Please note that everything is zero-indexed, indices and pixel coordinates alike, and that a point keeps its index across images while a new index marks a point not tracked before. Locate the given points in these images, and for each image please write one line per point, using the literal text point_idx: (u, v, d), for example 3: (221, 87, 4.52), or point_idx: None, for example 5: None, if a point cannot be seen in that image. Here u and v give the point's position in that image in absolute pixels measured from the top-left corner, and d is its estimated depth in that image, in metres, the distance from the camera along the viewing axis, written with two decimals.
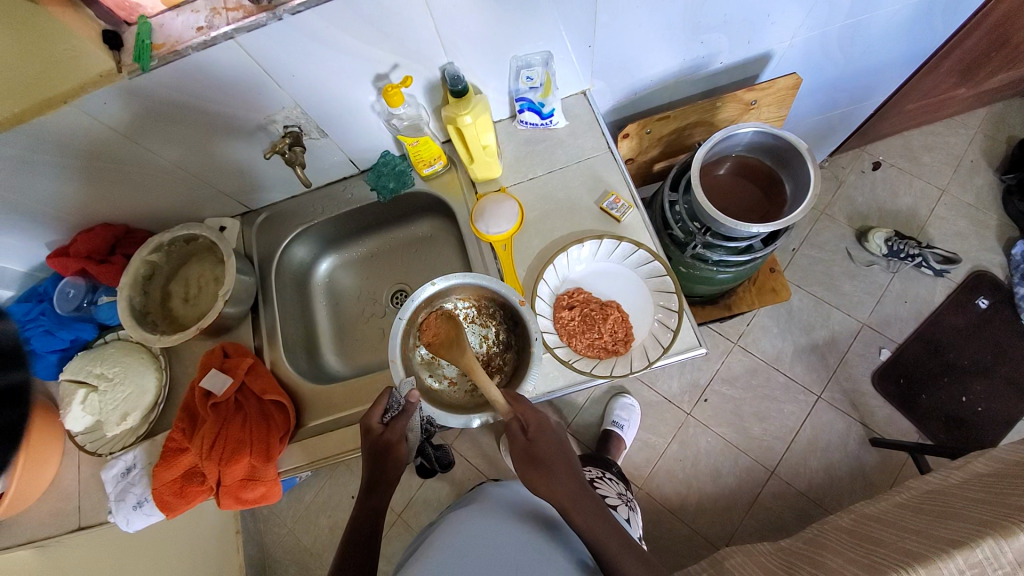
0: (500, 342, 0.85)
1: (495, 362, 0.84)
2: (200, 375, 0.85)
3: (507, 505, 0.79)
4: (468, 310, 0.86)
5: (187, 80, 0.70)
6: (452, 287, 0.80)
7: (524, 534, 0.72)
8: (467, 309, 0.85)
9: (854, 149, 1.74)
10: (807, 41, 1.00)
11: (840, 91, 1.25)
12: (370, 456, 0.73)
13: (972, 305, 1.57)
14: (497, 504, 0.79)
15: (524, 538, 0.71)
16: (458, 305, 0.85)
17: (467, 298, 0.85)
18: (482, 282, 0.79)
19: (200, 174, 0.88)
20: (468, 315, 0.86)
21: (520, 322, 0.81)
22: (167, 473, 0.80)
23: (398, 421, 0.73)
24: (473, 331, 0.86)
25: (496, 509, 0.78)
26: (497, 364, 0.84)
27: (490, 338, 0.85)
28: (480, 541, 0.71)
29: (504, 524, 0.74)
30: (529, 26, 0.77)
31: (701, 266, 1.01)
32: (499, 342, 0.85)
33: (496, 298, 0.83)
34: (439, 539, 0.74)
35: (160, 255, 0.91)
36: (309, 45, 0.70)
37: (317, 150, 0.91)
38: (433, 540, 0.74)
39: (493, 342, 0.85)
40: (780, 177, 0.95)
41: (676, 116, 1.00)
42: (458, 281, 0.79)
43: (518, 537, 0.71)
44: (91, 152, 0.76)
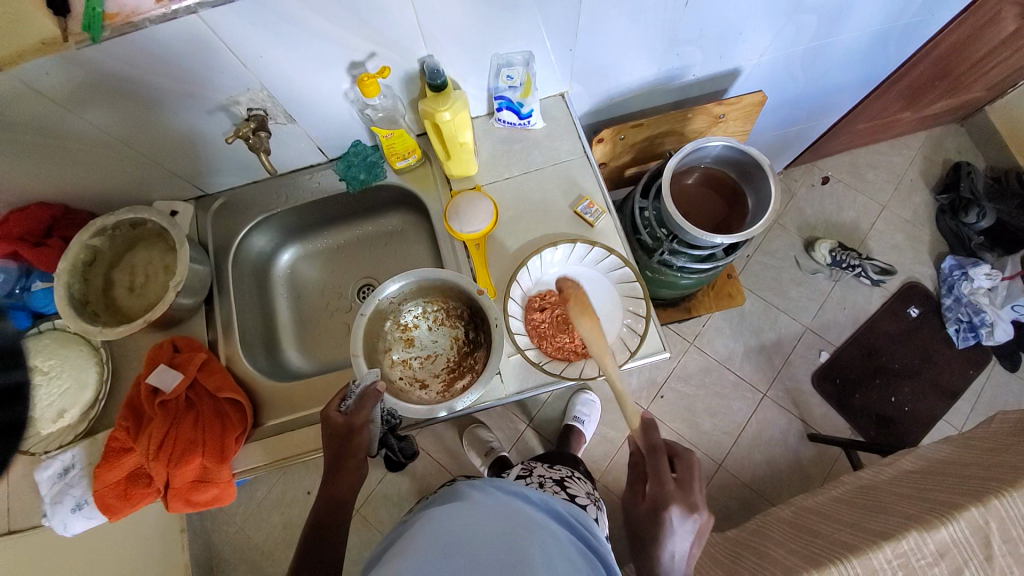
0: (469, 343, 0.87)
1: (467, 363, 0.86)
2: (147, 371, 0.79)
3: (496, 488, 0.67)
4: (437, 314, 0.89)
5: (141, 53, 0.64)
6: (419, 283, 0.83)
7: (541, 531, 0.59)
8: (433, 313, 0.88)
9: (806, 164, 1.86)
10: (773, 60, 1.05)
11: (799, 108, 1.32)
12: (340, 445, 0.70)
13: (904, 313, 1.72)
14: (503, 496, 0.64)
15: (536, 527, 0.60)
16: (428, 309, 0.88)
17: (435, 302, 0.88)
18: (440, 276, 0.81)
19: (148, 152, 0.81)
20: (438, 316, 0.88)
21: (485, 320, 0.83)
22: (110, 475, 0.75)
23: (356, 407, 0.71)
24: (443, 333, 0.88)
25: (505, 495, 0.65)
26: (468, 364, 0.86)
27: (459, 339, 0.88)
28: (490, 538, 0.55)
29: (501, 501, 0.63)
30: (513, 26, 0.76)
31: (667, 271, 1.05)
32: (468, 342, 0.88)
33: (461, 298, 0.86)
34: (436, 517, 0.59)
35: (102, 240, 0.84)
36: (280, 26, 0.65)
37: (283, 135, 0.86)
38: (420, 528, 0.58)
39: (463, 343, 0.88)
40: (744, 190, 0.99)
41: (648, 124, 1.02)
42: (418, 276, 0.81)
43: (535, 526, 0.60)
44: (23, 124, 0.68)
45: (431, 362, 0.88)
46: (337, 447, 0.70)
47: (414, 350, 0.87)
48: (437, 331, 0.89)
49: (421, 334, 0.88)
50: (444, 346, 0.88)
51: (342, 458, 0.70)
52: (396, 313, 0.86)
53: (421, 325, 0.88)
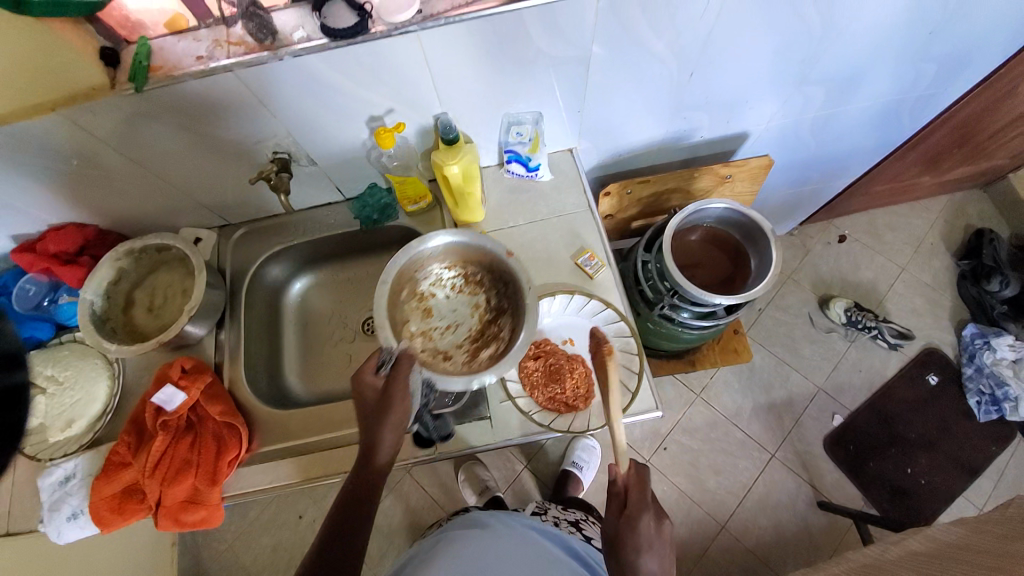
0: (493, 309, 0.82)
1: (492, 330, 0.80)
2: (153, 389, 0.83)
3: (513, 521, 0.80)
4: (455, 280, 0.84)
5: (178, 101, 0.70)
6: (440, 246, 0.79)
7: (550, 557, 0.72)
8: (452, 279, 0.84)
9: (822, 222, 1.85)
10: (781, 126, 1.08)
11: (811, 170, 1.33)
12: (368, 486, 0.66)
13: (923, 380, 1.66)
14: (517, 527, 0.78)
15: (545, 553, 0.72)
16: (444, 275, 0.84)
17: (453, 268, 0.84)
18: (461, 236, 0.78)
19: (180, 185, 0.88)
20: (456, 284, 0.84)
21: (511, 282, 0.79)
22: (107, 487, 0.78)
23: (378, 437, 0.66)
24: (464, 301, 0.84)
25: (520, 526, 0.78)
26: (492, 331, 0.81)
27: (481, 305, 0.83)
28: (507, 559, 0.67)
29: (518, 531, 0.76)
30: (523, 91, 0.81)
31: (667, 324, 1.05)
32: (492, 309, 0.83)
33: (482, 261, 0.82)
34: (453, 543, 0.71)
35: (128, 261, 0.90)
36: (307, 83, 0.71)
37: (304, 176, 0.92)
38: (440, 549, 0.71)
39: (486, 310, 0.82)
40: (746, 251, 0.99)
41: (655, 181, 1.05)
42: (439, 237, 0.78)
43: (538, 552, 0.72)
44: (68, 152, 0.75)
45: (452, 333, 0.82)
46: (360, 485, 0.66)
47: (433, 320, 0.82)
48: (457, 298, 0.84)
49: (441, 303, 0.83)
50: (465, 314, 0.83)
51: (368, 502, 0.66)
52: (416, 281, 0.82)
53: (438, 294, 0.84)
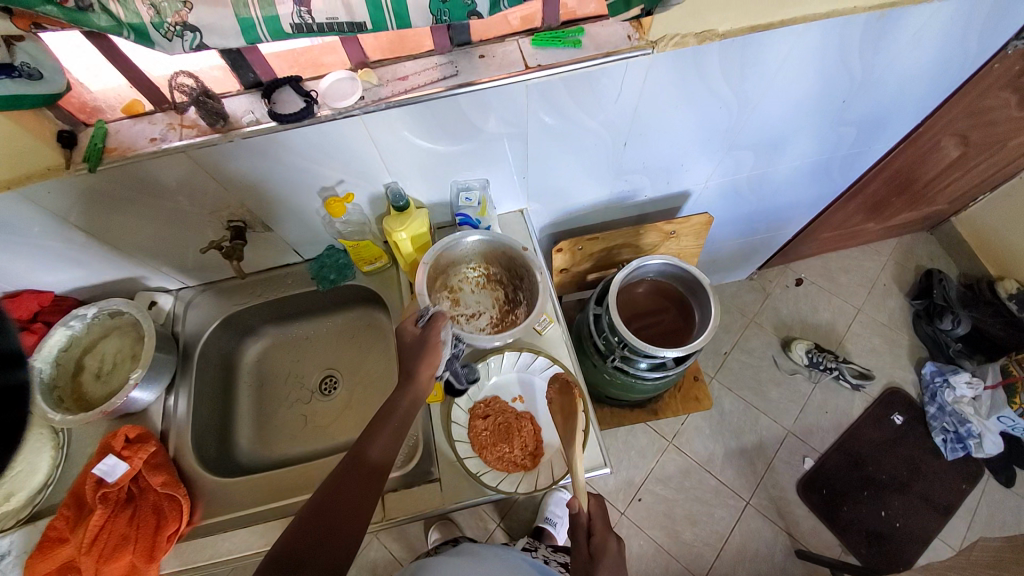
0: (512, 302, 0.92)
1: (510, 318, 0.91)
2: (93, 461, 0.80)
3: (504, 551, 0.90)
4: (479, 278, 0.94)
5: (132, 177, 0.73)
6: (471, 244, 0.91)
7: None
8: (476, 277, 0.94)
9: (780, 266, 1.93)
10: (721, 183, 1.15)
11: (758, 221, 1.41)
12: (354, 485, 0.62)
13: (889, 420, 1.69)
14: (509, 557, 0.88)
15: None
16: (470, 273, 0.94)
17: (477, 267, 0.95)
18: (488, 237, 0.89)
19: (136, 252, 0.90)
20: (481, 280, 0.94)
21: (525, 276, 0.89)
22: (41, 566, 0.74)
23: (375, 435, 0.66)
24: (485, 295, 0.94)
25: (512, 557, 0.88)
26: (510, 320, 0.91)
27: (500, 299, 0.94)
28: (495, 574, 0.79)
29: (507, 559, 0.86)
30: (469, 161, 0.86)
31: (622, 376, 1.07)
32: (509, 304, 0.93)
33: (503, 263, 0.93)
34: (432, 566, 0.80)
35: (80, 326, 0.90)
36: (260, 160, 0.76)
37: (261, 241, 0.95)
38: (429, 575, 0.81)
39: (505, 303, 0.93)
40: (691, 303, 1.03)
41: (603, 238, 1.11)
42: (470, 233, 0.88)
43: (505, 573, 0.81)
44: (19, 224, 0.76)
45: (475, 321, 0.92)
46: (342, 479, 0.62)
47: (458, 308, 0.92)
48: (479, 292, 0.94)
49: (465, 296, 0.93)
50: (486, 306, 0.93)
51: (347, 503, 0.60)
52: (446, 273, 0.92)
53: (463, 288, 0.94)
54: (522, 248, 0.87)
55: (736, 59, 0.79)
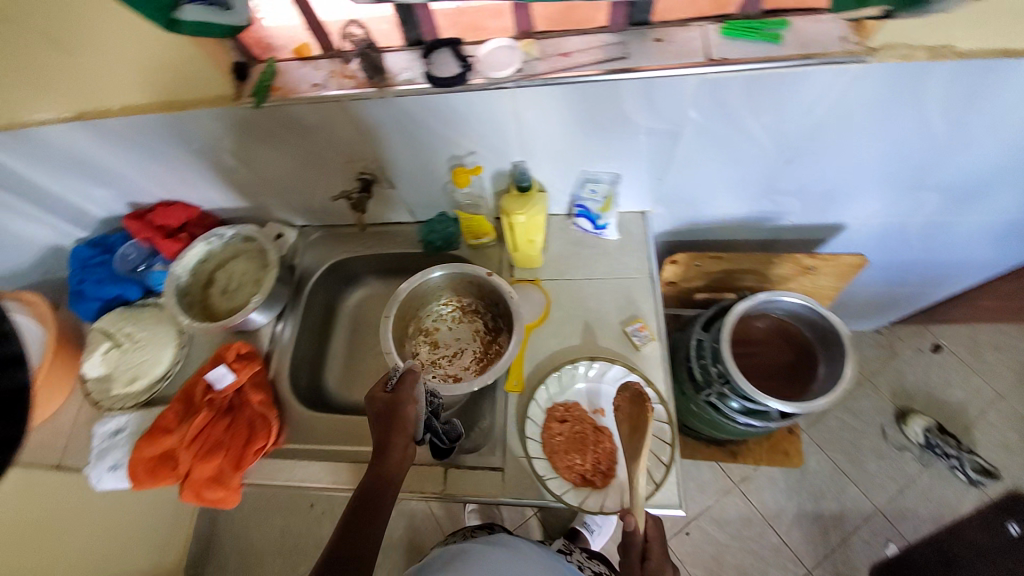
0: (490, 331, 0.95)
1: (492, 348, 0.93)
2: (210, 366, 0.89)
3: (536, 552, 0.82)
4: (454, 314, 0.97)
5: (288, 118, 0.77)
6: (435, 284, 0.94)
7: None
8: (450, 312, 0.97)
9: (914, 325, 1.66)
10: (884, 223, 0.98)
11: (910, 273, 1.21)
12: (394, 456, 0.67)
13: (1000, 527, 1.42)
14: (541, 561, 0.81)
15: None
16: (444, 311, 0.97)
17: (450, 303, 0.97)
18: (452, 270, 0.91)
19: (274, 185, 0.96)
20: (455, 315, 0.97)
21: (499, 300, 0.91)
22: (149, 448, 0.84)
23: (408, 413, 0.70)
24: (463, 328, 0.97)
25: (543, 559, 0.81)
26: (493, 349, 0.93)
27: (479, 330, 0.96)
28: None
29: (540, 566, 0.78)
30: (605, 152, 0.80)
31: (711, 411, 0.98)
32: (489, 331, 0.95)
33: (473, 292, 0.95)
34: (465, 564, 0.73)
35: (217, 243, 0.99)
36: (401, 119, 0.76)
37: (383, 196, 0.97)
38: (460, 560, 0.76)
39: (484, 334, 0.95)
40: (817, 355, 0.91)
41: (728, 259, 1.00)
42: (434, 271, 0.90)
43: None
44: (188, 140, 0.84)
45: (457, 358, 0.94)
46: (353, 516, 0.64)
47: (438, 350, 0.95)
48: (457, 328, 0.97)
49: (443, 333, 0.96)
50: (466, 340, 0.96)
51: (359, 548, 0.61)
52: (421, 316, 0.96)
53: (440, 327, 0.97)
54: (488, 275, 0.88)
55: (968, 84, 0.65)
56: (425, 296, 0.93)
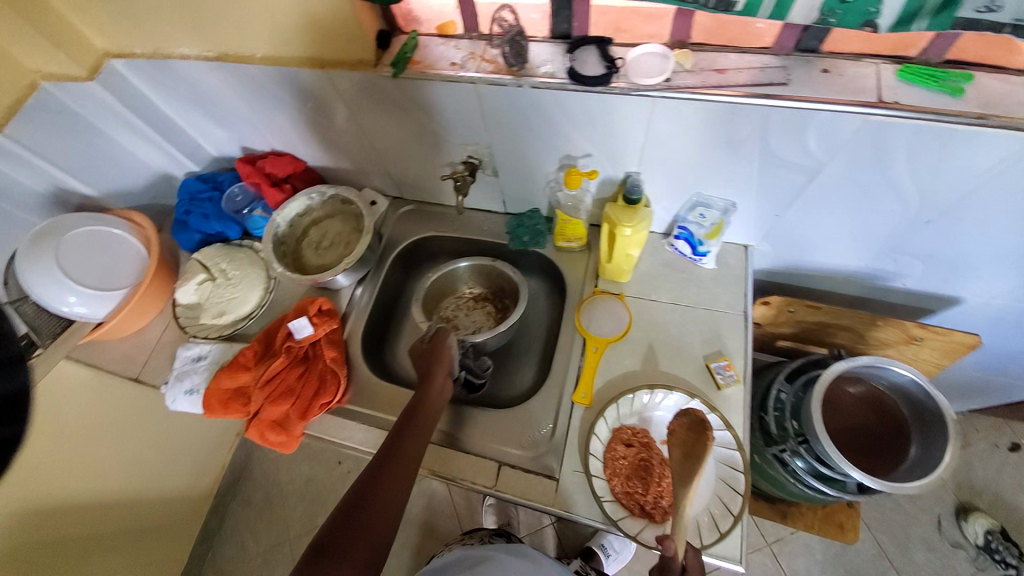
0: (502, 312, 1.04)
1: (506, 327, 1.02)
2: (293, 315, 0.94)
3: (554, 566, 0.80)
4: (467, 303, 1.07)
5: (418, 93, 0.78)
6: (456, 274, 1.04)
7: None
8: (467, 300, 1.07)
9: (997, 419, 1.51)
10: (1010, 307, 0.89)
11: (1018, 364, 1.09)
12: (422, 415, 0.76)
13: None
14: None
15: None
16: (460, 300, 1.07)
17: (464, 293, 1.07)
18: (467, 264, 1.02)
19: (381, 154, 0.97)
20: (470, 303, 1.07)
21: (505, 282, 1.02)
22: (226, 381, 0.89)
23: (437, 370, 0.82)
24: (477, 315, 1.06)
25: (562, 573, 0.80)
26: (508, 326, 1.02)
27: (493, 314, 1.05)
28: None
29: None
30: (726, 178, 0.77)
31: (778, 467, 0.92)
32: (500, 312, 1.05)
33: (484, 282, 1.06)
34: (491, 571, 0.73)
35: (318, 201, 1.02)
36: (527, 111, 0.75)
37: (483, 183, 0.97)
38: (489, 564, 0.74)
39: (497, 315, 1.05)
40: (909, 433, 0.83)
41: (827, 312, 0.93)
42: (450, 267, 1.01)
43: None
44: (314, 98, 0.87)
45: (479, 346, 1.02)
46: (402, 432, 0.73)
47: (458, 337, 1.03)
48: (473, 316, 1.05)
49: (462, 318, 1.05)
50: (483, 323, 1.04)
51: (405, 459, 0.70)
52: (442, 303, 1.05)
53: (459, 314, 1.06)
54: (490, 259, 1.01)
55: None
56: (449, 283, 1.04)
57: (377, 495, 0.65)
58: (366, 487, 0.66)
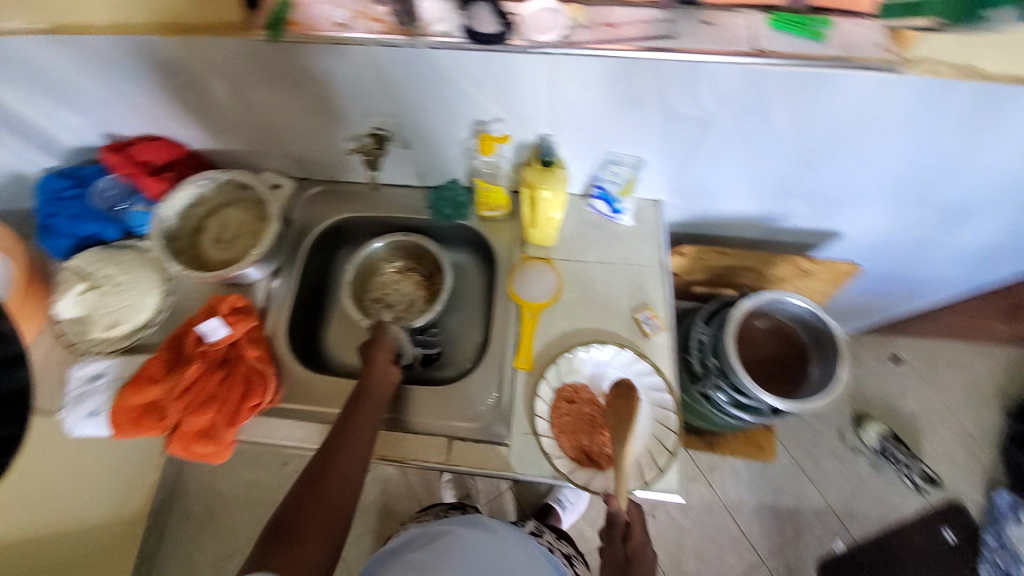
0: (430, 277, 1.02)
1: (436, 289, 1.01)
2: (204, 316, 0.85)
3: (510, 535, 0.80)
4: (394, 276, 1.03)
5: (307, 60, 0.72)
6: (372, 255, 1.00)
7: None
8: (394, 274, 1.03)
9: (878, 336, 1.74)
10: (878, 235, 1.02)
11: (889, 285, 1.26)
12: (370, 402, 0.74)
13: (939, 533, 1.52)
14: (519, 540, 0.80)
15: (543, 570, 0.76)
16: (387, 277, 1.03)
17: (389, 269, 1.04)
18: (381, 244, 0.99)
19: (277, 133, 0.90)
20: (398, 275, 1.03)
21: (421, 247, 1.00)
22: (136, 397, 0.80)
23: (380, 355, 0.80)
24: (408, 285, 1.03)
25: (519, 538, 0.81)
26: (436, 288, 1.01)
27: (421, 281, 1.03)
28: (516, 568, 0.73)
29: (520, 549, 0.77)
30: (631, 134, 0.79)
31: (704, 402, 1.00)
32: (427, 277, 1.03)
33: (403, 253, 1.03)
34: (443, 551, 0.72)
35: (210, 188, 0.93)
36: (428, 73, 0.72)
37: (394, 156, 0.93)
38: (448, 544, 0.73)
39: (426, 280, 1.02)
40: (809, 358, 0.93)
41: (731, 255, 1.02)
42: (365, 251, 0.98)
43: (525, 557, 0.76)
44: (187, 72, 0.78)
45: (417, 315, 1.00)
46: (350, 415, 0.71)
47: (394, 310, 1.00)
48: (404, 288, 1.03)
49: (393, 293, 1.02)
50: (415, 291, 1.02)
51: (357, 441, 0.69)
52: (369, 283, 1.01)
53: (390, 289, 1.02)
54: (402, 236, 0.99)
55: (988, 106, 0.67)
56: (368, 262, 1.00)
57: (329, 477, 0.64)
58: (311, 481, 0.64)
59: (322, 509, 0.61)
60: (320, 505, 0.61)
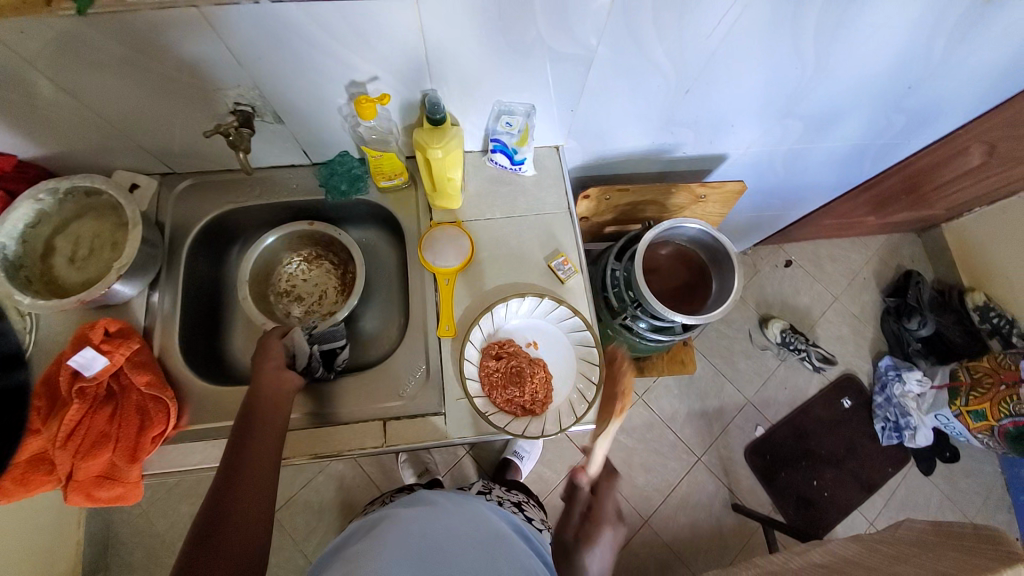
0: (340, 264, 0.98)
1: (347, 277, 0.97)
2: (71, 351, 0.73)
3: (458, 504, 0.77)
4: (300, 266, 0.99)
5: (131, 33, 0.61)
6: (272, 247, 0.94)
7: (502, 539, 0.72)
8: (300, 264, 0.98)
9: (773, 245, 1.93)
10: (759, 152, 1.10)
11: (775, 197, 1.38)
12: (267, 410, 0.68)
13: (837, 402, 1.77)
14: (468, 507, 0.78)
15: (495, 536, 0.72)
16: (292, 267, 0.98)
17: (291, 258, 0.98)
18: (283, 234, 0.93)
19: (119, 125, 0.77)
20: (303, 265, 0.98)
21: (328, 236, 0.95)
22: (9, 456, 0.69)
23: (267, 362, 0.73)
24: (315, 275, 0.99)
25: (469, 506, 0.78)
26: (348, 277, 0.97)
27: (330, 269, 0.99)
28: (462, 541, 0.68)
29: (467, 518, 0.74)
30: (517, 80, 0.77)
31: (626, 333, 1.06)
32: (337, 266, 0.99)
33: (309, 240, 0.97)
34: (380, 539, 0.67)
35: (51, 202, 0.79)
36: (281, 33, 0.64)
37: (268, 134, 0.84)
38: (387, 526, 0.70)
39: (336, 269, 0.99)
40: (711, 274, 1.01)
41: (634, 191, 1.05)
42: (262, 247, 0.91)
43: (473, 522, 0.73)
44: None
45: (328, 304, 0.98)
46: (246, 439, 0.65)
47: (303, 304, 0.97)
48: (310, 278, 0.98)
49: (301, 284, 0.98)
50: (324, 280, 0.99)
51: (261, 453, 0.64)
52: (271, 278, 0.96)
53: (296, 282, 0.98)
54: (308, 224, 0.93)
55: (833, 17, 0.72)
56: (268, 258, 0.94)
57: (239, 490, 0.59)
58: (218, 499, 0.58)
59: (230, 545, 0.55)
60: (234, 526, 0.56)
